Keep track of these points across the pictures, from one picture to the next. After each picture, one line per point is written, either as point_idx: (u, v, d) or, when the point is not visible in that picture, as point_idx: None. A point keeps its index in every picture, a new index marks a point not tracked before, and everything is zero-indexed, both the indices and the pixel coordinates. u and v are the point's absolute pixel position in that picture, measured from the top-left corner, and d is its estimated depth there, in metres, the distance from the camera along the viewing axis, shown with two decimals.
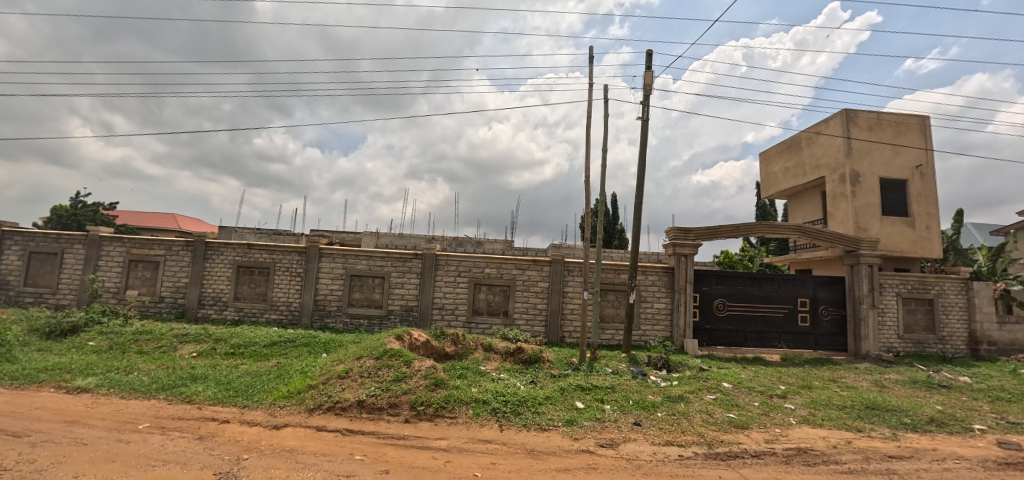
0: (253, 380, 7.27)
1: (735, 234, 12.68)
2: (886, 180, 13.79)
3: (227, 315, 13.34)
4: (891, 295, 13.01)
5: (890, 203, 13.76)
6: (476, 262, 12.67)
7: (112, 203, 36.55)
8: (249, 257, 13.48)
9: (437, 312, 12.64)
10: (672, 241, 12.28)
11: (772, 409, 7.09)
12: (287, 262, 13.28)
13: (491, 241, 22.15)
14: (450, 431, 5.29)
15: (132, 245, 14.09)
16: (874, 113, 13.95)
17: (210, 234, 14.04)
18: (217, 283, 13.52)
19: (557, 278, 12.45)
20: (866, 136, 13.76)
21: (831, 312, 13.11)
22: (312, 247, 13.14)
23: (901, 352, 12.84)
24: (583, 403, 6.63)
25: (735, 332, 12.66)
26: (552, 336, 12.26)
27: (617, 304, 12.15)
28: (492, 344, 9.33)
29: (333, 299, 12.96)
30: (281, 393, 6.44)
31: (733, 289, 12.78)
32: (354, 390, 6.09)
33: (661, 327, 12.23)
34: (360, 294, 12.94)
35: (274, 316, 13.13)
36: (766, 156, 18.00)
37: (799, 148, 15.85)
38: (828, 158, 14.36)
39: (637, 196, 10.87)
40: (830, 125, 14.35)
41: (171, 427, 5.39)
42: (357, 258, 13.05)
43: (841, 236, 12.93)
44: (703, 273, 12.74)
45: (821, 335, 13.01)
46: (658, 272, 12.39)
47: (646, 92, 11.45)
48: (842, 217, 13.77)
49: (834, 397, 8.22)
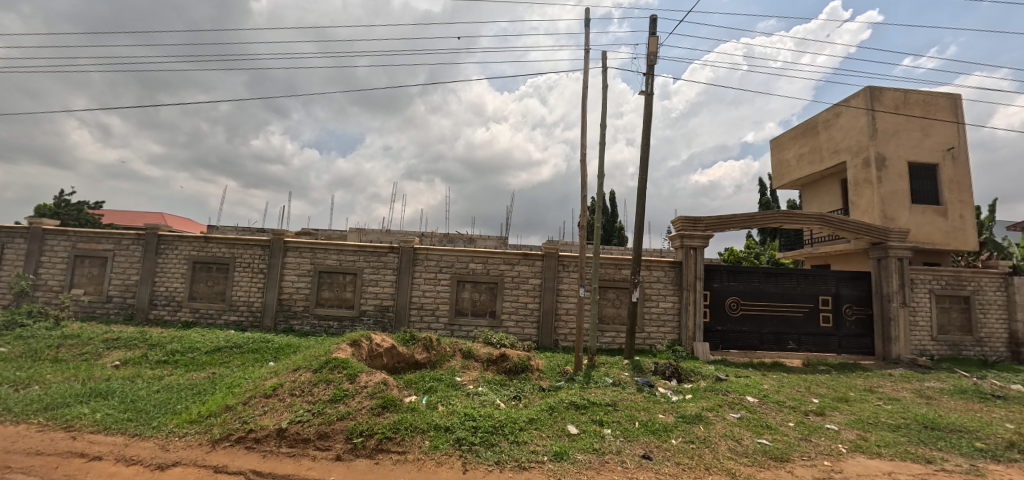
0: (165, 399, 5.84)
1: (749, 224, 11.30)
2: (915, 164, 12.43)
3: (181, 317, 11.91)
4: (923, 292, 11.66)
5: (919, 190, 12.39)
6: (460, 256, 11.26)
7: (97, 202, 35.26)
8: (207, 251, 12.06)
9: (416, 313, 11.20)
10: (680, 231, 10.90)
11: (812, 432, 5.69)
12: (248, 256, 11.85)
13: (484, 238, 20.78)
14: (393, 474, 3.88)
15: (79, 239, 12.66)
16: (900, 91, 12.60)
17: (165, 227, 12.62)
18: (171, 281, 12.10)
19: (550, 274, 11.04)
20: (892, 116, 12.42)
21: (855, 311, 11.76)
22: (276, 240, 11.70)
23: (936, 355, 11.47)
24: (576, 427, 5.22)
25: (750, 333, 11.28)
26: (545, 339, 10.85)
27: (618, 303, 10.76)
28: (472, 350, 7.99)
29: (300, 299, 11.52)
30: (187, 416, 5.07)
31: (747, 286, 11.40)
32: (277, 413, 4.71)
33: (667, 329, 10.83)
34: (330, 293, 11.50)
35: (232, 317, 11.69)
36: (778, 142, 16.65)
37: (816, 132, 14.49)
38: (850, 141, 12.98)
39: (641, 179, 9.51)
40: (850, 105, 13.02)
41: (17, 468, 4.01)
42: (326, 253, 11.62)
43: (867, 226, 11.54)
44: (714, 268, 11.36)
45: (845, 337, 11.65)
46: (664, 267, 11.00)
47: (651, 63, 10.08)
48: (866, 205, 12.38)
49: (881, 413, 6.83)
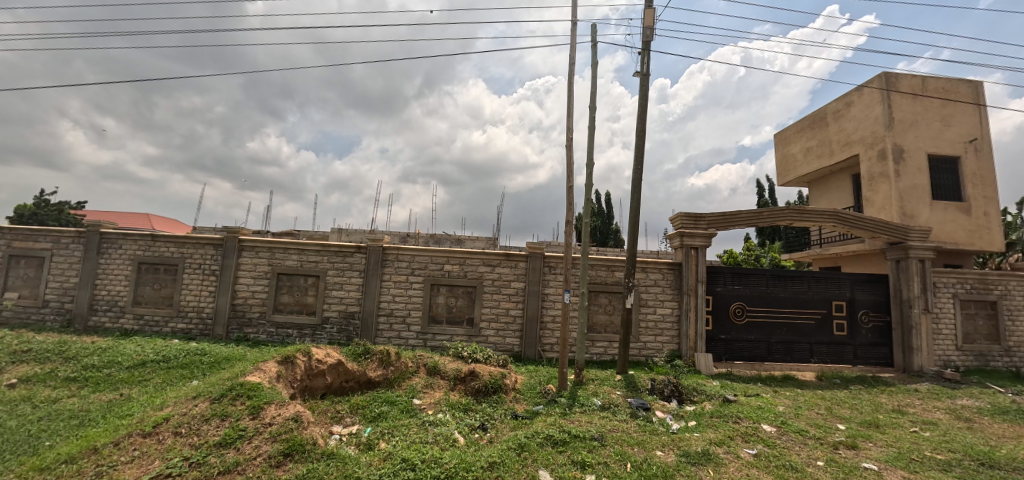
0: (34, 434, 4.63)
1: (756, 221, 10.15)
2: (935, 157, 11.37)
3: (124, 325, 10.67)
4: (947, 297, 10.58)
5: (940, 185, 11.32)
6: (434, 257, 10.09)
7: (79, 203, 34.26)
8: (154, 251, 10.85)
9: (384, 320, 9.99)
10: (680, 229, 9.78)
11: (849, 474, 4.53)
12: (199, 256, 10.64)
13: (472, 239, 19.65)
14: None
15: (14, 237, 11.40)
16: (917, 77, 11.59)
17: (110, 224, 11.39)
18: (114, 284, 10.87)
19: (535, 276, 9.89)
20: (910, 105, 11.40)
21: (872, 318, 10.68)
22: (230, 238, 10.50)
23: (962, 366, 10.37)
24: (550, 474, 4.03)
25: (757, 343, 10.16)
26: (529, 350, 9.67)
27: (611, 310, 9.61)
28: (438, 365, 6.81)
29: (255, 304, 10.29)
30: (38, 461, 3.86)
31: (754, 290, 10.29)
32: (146, 463, 3.53)
33: (665, 338, 9.68)
34: (289, 297, 10.27)
35: (180, 325, 10.46)
36: (782, 136, 15.61)
37: (825, 124, 13.45)
38: (864, 131, 11.93)
39: (636, 170, 8.47)
40: (864, 94, 11.99)
41: None
42: (286, 252, 10.39)
43: (885, 224, 10.44)
44: (717, 270, 10.23)
45: (861, 346, 10.57)
46: (662, 270, 9.86)
47: (648, 38, 8.98)
48: (883, 202, 11.28)
49: (921, 444, 5.70)
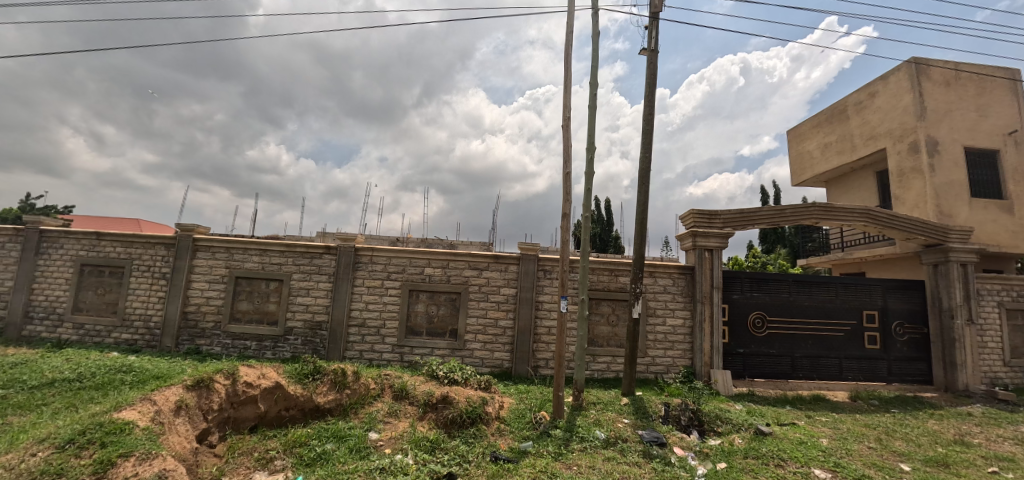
0: None
1: (779, 220, 8.95)
2: (972, 150, 10.26)
3: (62, 335, 9.42)
4: (992, 305, 9.39)
5: (978, 182, 10.19)
6: (413, 259, 8.88)
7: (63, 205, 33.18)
8: (98, 252, 9.62)
9: (356, 331, 8.74)
10: (692, 229, 8.61)
11: None
12: (149, 258, 9.41)
13: (464, 245, 18.46)
14: None
15: None
16: (949, 64, 10.53)
17: (53, 221, 10.17)
18: (53, 289, 9.64)
19: (528, 282, 8.68)
20: (943, 93, 10.31)
21: (907, 330, 9.50)
22: (183, 237, 9.29)
23: (1011, 385, 9.16)
24: None
25: (780, 358, 8.95)
26: (521, 366, 8.43)
27: (614, 321, 8.40)
28: (407, 388, 5.57)
29: (210, 312, 9.04)
30: None
31: (775, 298, 9.09)
32: None
33: (677, 353, 8.47)
34: (249, 304, 9.03)
35: (125, 335, 9.21)
36: (796, 132, 14.55)
37: (845, 118, 12.38)
38: (891, 123, 10.83)
39: (644, 158, 7.31)
40: (890, 82, 10.92)
41: None
42: (246, 253, 9.17)
43: (923, 223, 9.27)
44: (734, 275, 9.04)
45: (896, 362, 9.37)
46: (672, 275, 8.67)
47: (655, 9, 7.89)
48: (915, 200, 10.15)
49: None
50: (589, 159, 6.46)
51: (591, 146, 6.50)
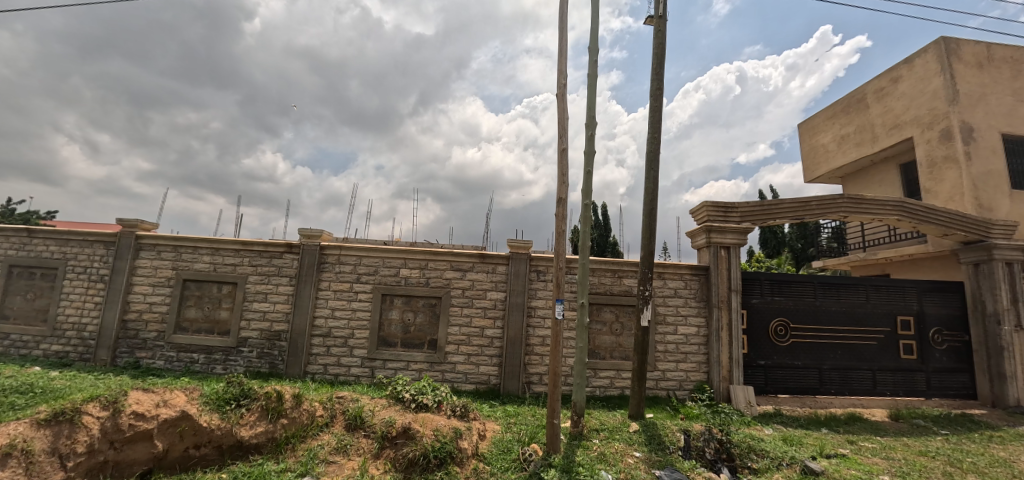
0: None
1: (803, 214, 7.87)
2: (1010, 138, 9.28)
3: None
4: None
5: (1018, 172, 9.20)
6: (387, 259, 7.75)
7: None
8: (30, 251, 8.42)
9: (320, 342, 7.58)
10: (706, 224, 7.52)
11: None
12: (86, 257, 8.23)
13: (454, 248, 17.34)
14: None
15: None
16: (982, 44, 9.57)
17: None
18: None
19: (518, 285, 7.55)
20: (976, 76, 9.34)
21: (945, 338, 8.44)
22: (125, 234, 8.13)
23: None
24: None
25: (807, 371, 7.84)
26: (510, 382, 7.28)
27: (618, 329, 7.29)
28: (363, 415, 4.41)
29: (152, 321, 7.86)
30: None
31: (799, 303, 8.00)
32: None
33: (690, 366, 7.34)
34: (197, 312, 7.85)
35: (56, 346, 8.00)
36: (809, 126, 13.60)
37: (864, 107, 11.42)
38: (919, 110, 9.84)
39: (652, 138, 6.23)
40: (917, 66, 9.96)
41: None
42: (196, 253, 8.00)
43: (964, 218, 8.20)
44: (752, 277, 7.97)
45: (936, 373, 8.29)
46: (683, 277, 7.58)
47: None
48: (949, 193, 9.13)
49: None
50: (589, 135, 5.39)
51: (590, 120, 5.42)
